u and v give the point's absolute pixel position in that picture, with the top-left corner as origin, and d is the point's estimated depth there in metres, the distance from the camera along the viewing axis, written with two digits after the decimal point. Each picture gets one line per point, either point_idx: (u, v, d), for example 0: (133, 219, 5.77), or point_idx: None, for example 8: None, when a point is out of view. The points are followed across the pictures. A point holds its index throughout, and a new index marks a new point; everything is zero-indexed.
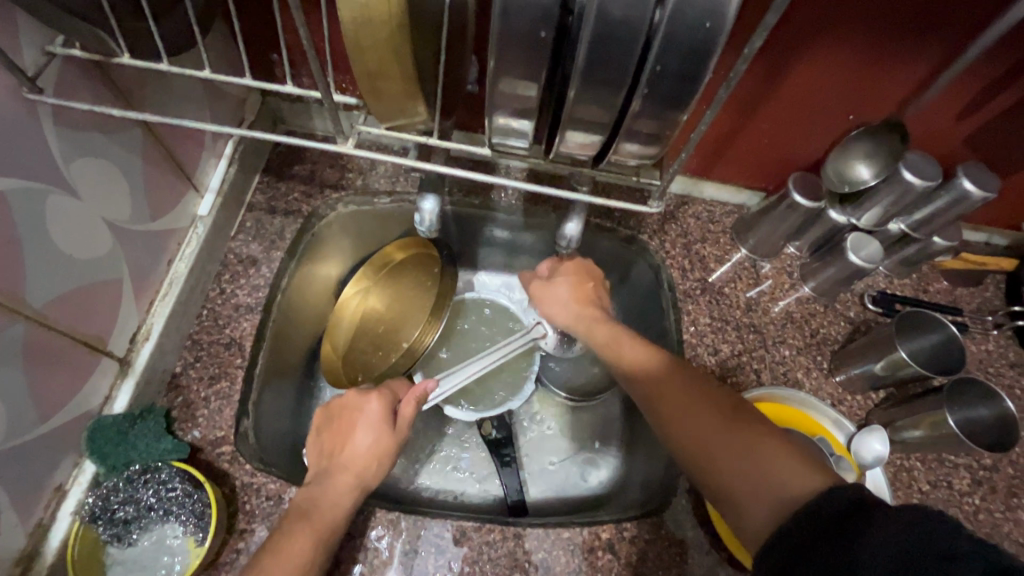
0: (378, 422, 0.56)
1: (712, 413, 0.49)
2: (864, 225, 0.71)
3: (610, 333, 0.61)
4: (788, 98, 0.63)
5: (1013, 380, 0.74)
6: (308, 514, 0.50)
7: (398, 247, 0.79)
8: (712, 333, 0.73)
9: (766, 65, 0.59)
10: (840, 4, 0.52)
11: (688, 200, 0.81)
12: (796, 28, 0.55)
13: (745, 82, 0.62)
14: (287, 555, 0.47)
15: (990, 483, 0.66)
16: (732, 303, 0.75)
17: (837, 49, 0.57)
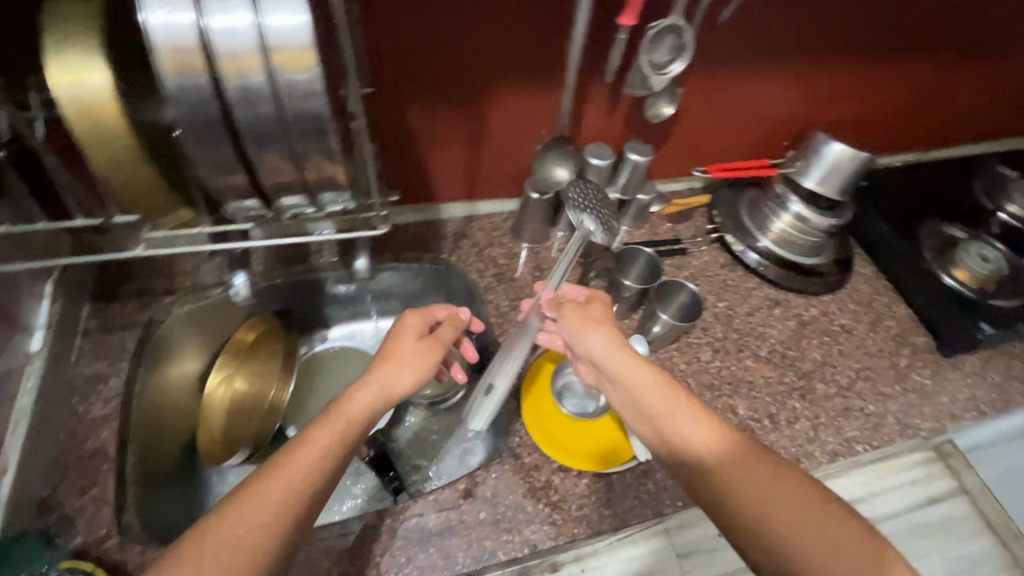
0: (414, 332, 0.73)
1: (796, 506, 0.53)
2: None
3: (658, 391, 0.63)
4: (490, 124, 0.86)
5: (726, 274, 1.03)
6: (333, 418, 0.62)
7: (247, 331, 0.89)
8: (512, 310, 0.93)
9: (458, 107, 0.82)
10: (476, 57, 0.76)
11: (473, 218, 1.03)
12: (460, 78, 0.78)
13: (453, 122, 0.84)
14: (312, 445, 0.58)
15: (724, 347, 0.93)
16: (522, 284, 0.97)
17: (497, 84, 0.80)
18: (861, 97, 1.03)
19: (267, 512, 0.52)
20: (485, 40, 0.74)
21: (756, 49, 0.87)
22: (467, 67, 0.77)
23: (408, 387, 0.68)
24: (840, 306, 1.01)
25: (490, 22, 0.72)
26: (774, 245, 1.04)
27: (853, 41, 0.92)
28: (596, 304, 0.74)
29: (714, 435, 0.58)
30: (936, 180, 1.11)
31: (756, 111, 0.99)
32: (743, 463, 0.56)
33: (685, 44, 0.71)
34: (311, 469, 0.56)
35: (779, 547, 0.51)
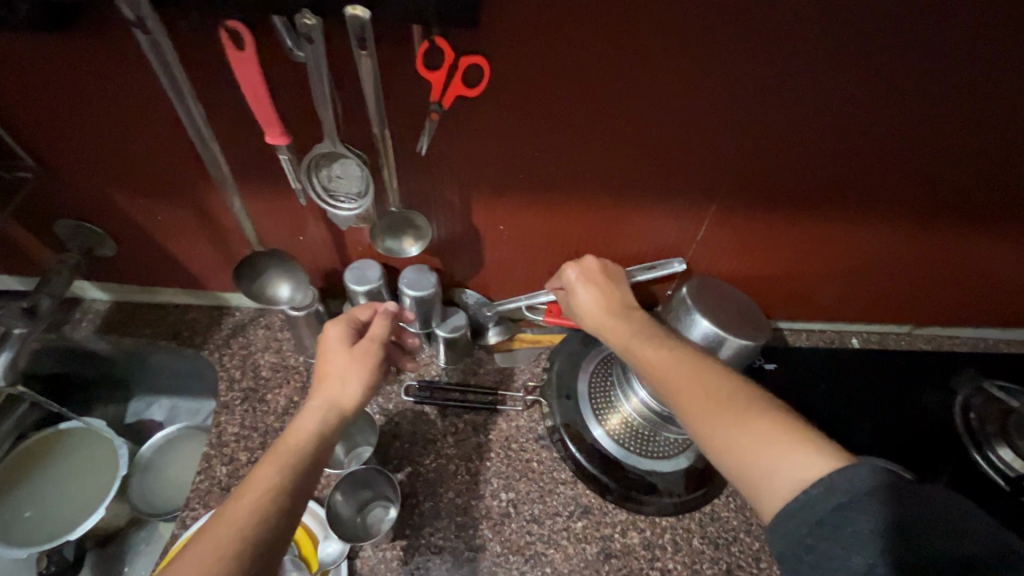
0: (339, 345, 0.61)
1: (726, 412, 0.48)
2: None
3: (632, 334, 0.60)
4: (215, 225, 0.72)
5: (533, 454, 0.77)
6: (278, 450, 0.53)
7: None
8: (235, 441, 0.76)
9: (163, 204, 0.69)
10: (152, 158, 0.62)
11: (263, 313, 0.89)
12: (146, 175, 0.65)
13: (169, 215, 0.71)
14: (260, 478, 0.51)
15: (470, 564, 0.68)
16: (268, 410, 0.80)
17: (195, 187, 0.66)
18: (772, 251, 0.75)
19: (227, 553, 0.45)
20: (164, 132, 0.59)
21: (575, 176, 0.64)
22: (151, 165, 0.63)
23: (358, 401, 0.59)
24: (676, 540, 0.71)
25: (158, 113, 0.57)
26: (608, 435, 0.76)
27: (736, 185, 0.65)
28: (566, 273, 0.69)
29: (664, 358, 0.55)
30: (868, 385, 0.81)
31: (605, 246, 0.75)
32: (687, 381, 0.52)
33: (370, 176, 0.53)
34: (259, 502, 0.49)
35: (724, 457, 0.47)
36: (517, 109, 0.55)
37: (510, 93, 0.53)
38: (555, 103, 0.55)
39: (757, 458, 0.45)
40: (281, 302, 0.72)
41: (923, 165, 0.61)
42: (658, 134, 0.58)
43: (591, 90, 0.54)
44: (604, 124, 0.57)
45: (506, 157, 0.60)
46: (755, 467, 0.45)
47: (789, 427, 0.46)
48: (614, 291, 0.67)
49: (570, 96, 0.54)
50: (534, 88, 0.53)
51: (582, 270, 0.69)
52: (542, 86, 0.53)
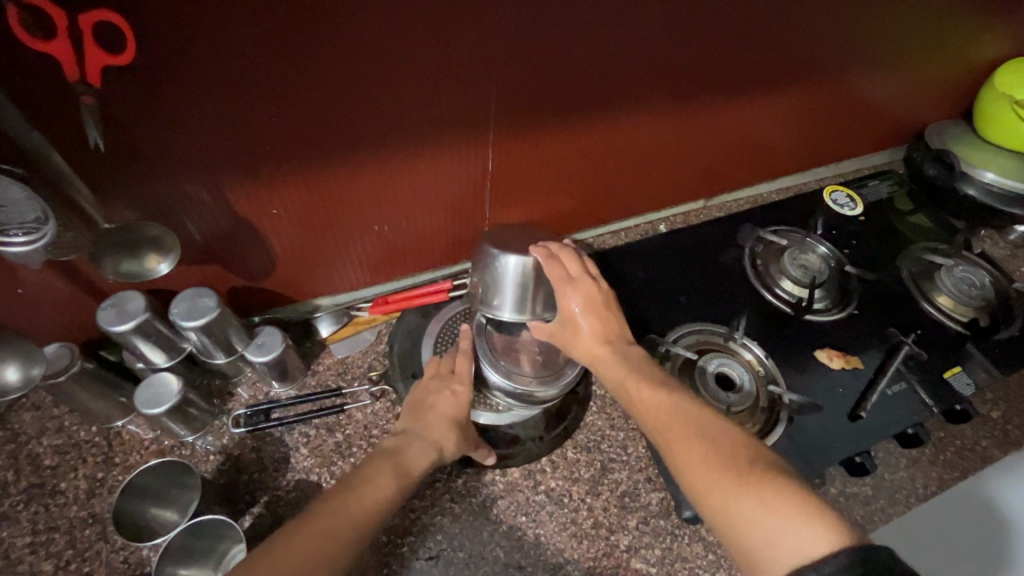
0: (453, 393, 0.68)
1: (718, 465, 0.48)
2: (161, 363, 0.67)
3: (628, 369, 0.61)
4: None
5: None
6: (392, 460, 0.59)
7: None
8: (31, 552, 0.62)
9: None
10: None
11: (24, 392, 0.71)
12: None
13: None
14: (374, 487, 0.55)
15: (360, 566, 0.65)
16: (67, 500, 0.65)
17: None
18: (564, 167, 0.77)
19: (338, 534, 0.49)
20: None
21: (334, 137, 0.57)
22: None
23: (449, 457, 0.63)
24: (553, 459, 0.74)
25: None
26: (490, 419, 0.74)
27: (505, 110, 0.63)
28: (567, 301, 0.67)
29: (661, 399, 0.56)
30: (679, 263, 0.89)
31: (401, 205, 0.70)
32: (682, 426, 0.53)
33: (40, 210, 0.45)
34: (366, 504, 0.53)
35: (715, 508, 0.47)
36: (214, 72, 0.46)
37: (193, 52, 0.44)
38: (261, 55, 0.46)
39: (747, 515, 0.45)
40: (16, 388, 0.55)
41: (663, 49, 0.65)
42: (401, 73, 0.53)
43: (301, 32, 0.46)
44: (335, 72, 0.50)
45: (236, 135, 0.51)
46: (739, 525, 0.45)
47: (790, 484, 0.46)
48: (612, 324, 0.67)
49: (274, 45, 0.46)
50: (223, 40, 0.44)
51: (585, 300, 0.67)
52: (237, 41, 0.45)
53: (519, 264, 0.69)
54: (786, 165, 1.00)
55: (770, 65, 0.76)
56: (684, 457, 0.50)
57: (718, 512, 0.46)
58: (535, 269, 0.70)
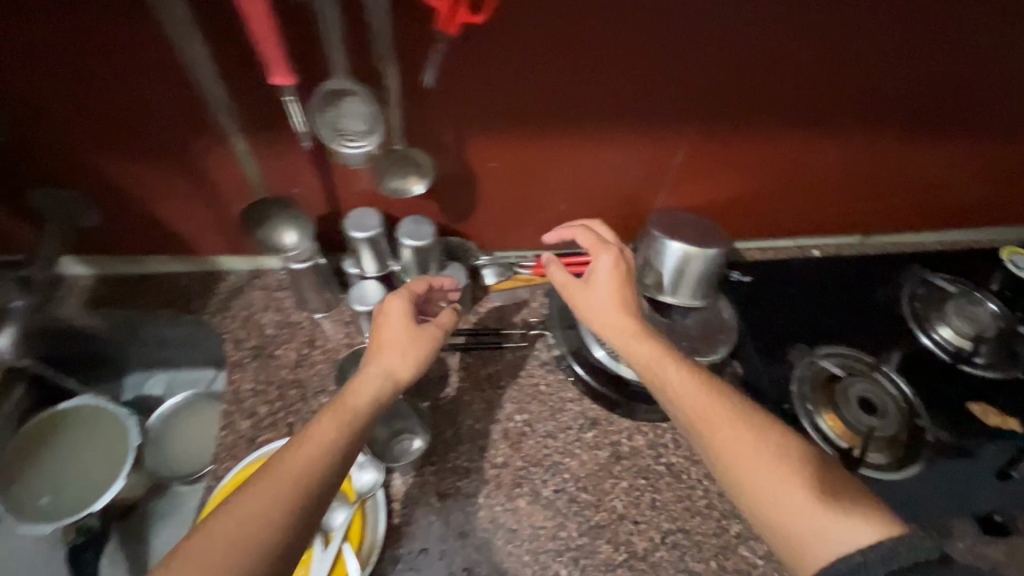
0: (401, 318, 0.66)
1: (762, 455, 0.53)
2: (371, 273, 0.80)
3: (660, 349, 0.63)
4: (226, 190, 0.72)
5: (540, 378, 0.83)
6: (337, 406, 0.57)
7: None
8: (253, 395, 0.78)
9: (169, 164, 0.68)
10: (149, 113, 0.62)
11: (257, 274, 0.89)
12: (148, 136, 0.64)
13: (170, 178, 0.70)
14: (318, 438, 0.54)
15: (497, 479, 0.74)
16: (281, 363, 0.81)
17: (208, 150, 0.67)
18: (735, 171, 0.81)
19: (287, 492, 0.49)
20: (155, 76, 0.58)
21: (559, 115, 0.67)
22: (150, 124, 0.63)
23: (412, 370, 0.63)
24: (676, 438, 0.80)
25: (150, 53, 0.56)
26: (628, 371, 0.81)
27: (704, 107, 0.69)
28: (600, 261, 0.71)
29: (694, 384, 0.60)
30: (828, 288, 0.90)
31: (585, 177, 0.78)
32: (721, 416, 0.57)
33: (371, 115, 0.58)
34: (295, 481, 0.50)
35: (752, 492, 0.52)
36: (499, 38, 0.57)
37: (495, 30, 0.56)
38: (535, 37, 0.58)
39: (788, 503, 0.50)
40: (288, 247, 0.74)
41: (863, 83, 0.69)
42: (629, 60, 0.62)
43: (569, 22, 0.57)
44: (582, 56, 0.61)
45: (490, 93, 0.63)
46: (785, 512, 0.50)
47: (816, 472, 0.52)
48: (635, 293, 0.70)
49: (549, 32, 0.58)
50: (515, 21, 0.56)
51: (617, 263, 0.71)
52: (526, 26, 0.57)
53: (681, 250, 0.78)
54: (961, 216, 0.97)
55: (931, 108, 0.74)
56: (724, 445, 0.55)
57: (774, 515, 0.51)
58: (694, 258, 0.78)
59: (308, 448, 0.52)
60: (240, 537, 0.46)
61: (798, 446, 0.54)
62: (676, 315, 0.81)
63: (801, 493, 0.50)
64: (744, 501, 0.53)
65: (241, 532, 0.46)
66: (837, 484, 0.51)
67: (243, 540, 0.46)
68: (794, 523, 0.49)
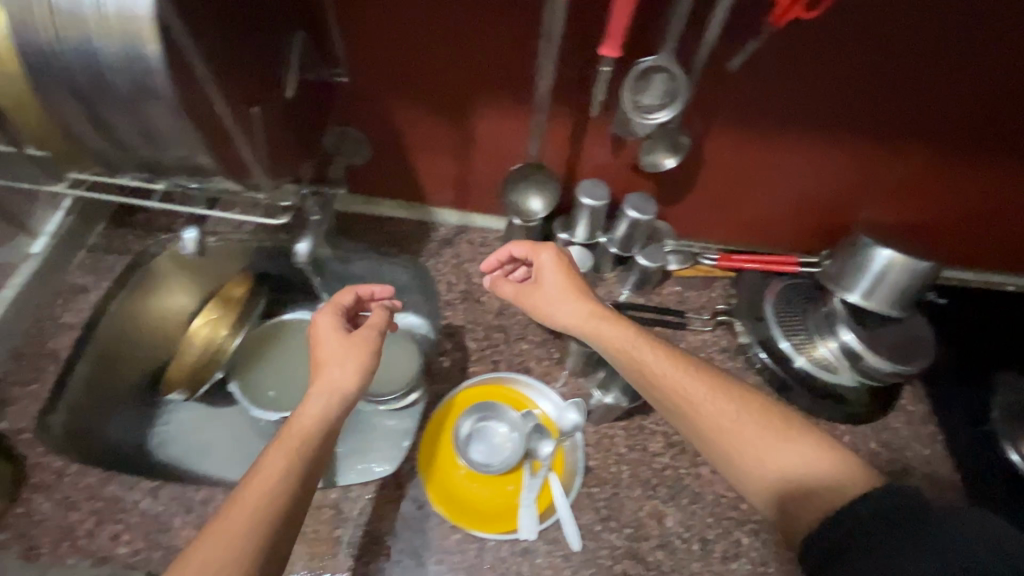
0: (329, 330, 0.68)
1: (760, 428, 0.59)
2: (580, 240, 0.88)
3: (635, 334, 0.67)
4: (483, 148, 0.83)
5: (720, 362, 0.88)
6: (285, 435, 0.58)
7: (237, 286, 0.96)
8: (463, 331, 0.88)
9: (450, 118, 0.79)
10: (462, 73, 0.73)
11: (465, 229, 0.99)
12: (449, 92, 0.75)
13: (443, 131, 0.81)
14: (269, 469, 0.54)
15: (681, 445, 0.79)
16: (486, 309, 0.91)
17: (492, 111, 0.77)
18: (952, 200, 0.82)
19: (238, 527, 0.50)
20: (477, 41, 0.69)
21: (804, 115, 0.73)
22: (456, 83, 0.74)
23: (356, 380, 0.64)
24: (855, 442, 0.81)
25: (486, 21, 0.67)
26: (809, 364, 0.84)
27: (944, 124, 0.72)
28: (542, 257, 0.73)
29: (676, 364, 0.63)
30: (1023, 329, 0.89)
31: (796, 180, 0.82)
32: (714, 395, 0.61)
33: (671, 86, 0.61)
34: (271, 490, 0.53)
35: (754, 465, 0.58)
36: (786, 38, 0.64)
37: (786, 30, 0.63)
38: (817, 40, 0.64)
39: (785, 473, 0.56)
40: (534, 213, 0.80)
41: None
42: (892, 73, 0.67)
43: (853, 30, 0.63)
44: (849, 63, 0.66)
45: (752, 86, 0.69)
46: (783, 483, 0.56)
47: (801, 439, 0.58)
48: (581, 283, 0.72)
49: (831, 37, 0.64)
50: (806, 25, 0.62)
51: (557, 259, 0.72)
52: (813, 29, 0.63)
53: (886, 258, 0.78)
54: None
55: None
56: (712, 424, 0.60)
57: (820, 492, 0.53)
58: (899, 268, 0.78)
59: (249, 488, 0.52)
60: (233, 555, 0.48)
61: (779, 413, 0.60)
62: (872, 324, 0.82)
63: (827, 455, 0.56)
64: (745, 474, 0.58)
65: (228, 546, 0.49)
66: (834, 456, 0.56)
67: (235, 551, 0.49)
68: (794, 483, 0.56)
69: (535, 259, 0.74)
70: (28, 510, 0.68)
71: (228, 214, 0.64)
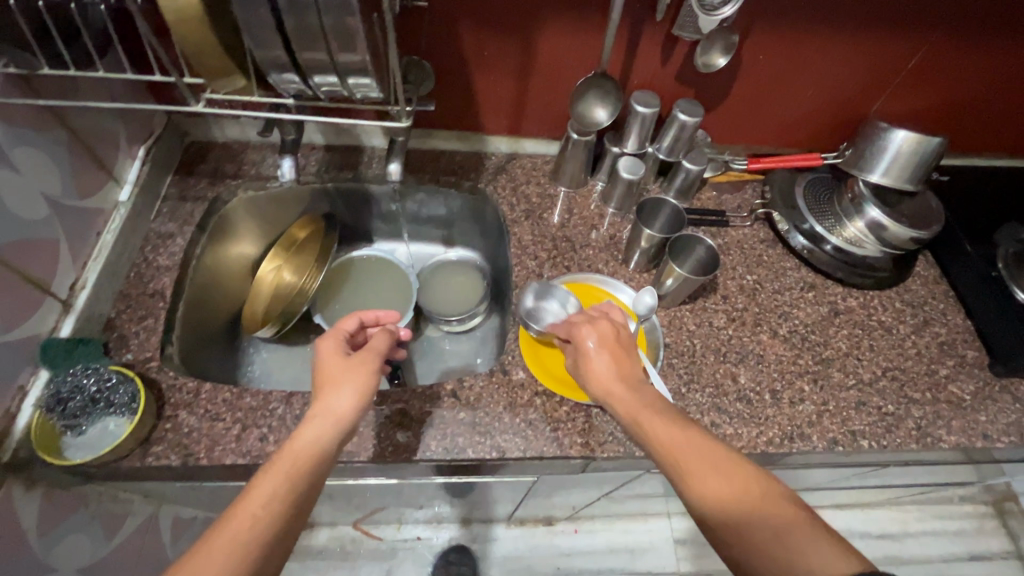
0: (334, 354, 0.70)
1: (748, 500, 0.51)
2: (632, 149, 0.96)
3: (640, 402, 0.62)
4: (541, 68, 0.90)
5: (761, 250, 0.99)
6: (280, 459, 0.58)
7: (299, 228, 1.05)
8: (533, 244, 0.96)
9: (515, 41, 0.85)
10: None
11: (515, 155, 1.06)
12: (516, 14, 0.82)
13: (507, 54, 0.88)
14: (258, 492, 0.54)
15: (741, 319, 0.90)
16: (549, 223, 0.99)
17: (553, 30, 0.84)
18: (954, 81, 0.94)
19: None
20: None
21: (834, 13, 0.82)
22: (523, 4, 0.80)
23: (355, 406, 0.65)
24: (884, 302, 0.94)
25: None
26: (842, 243, 0.97)
27: (952, 11, 0.82)
28: (583, 336, 0.70)
29: (668, 425, 0.58)
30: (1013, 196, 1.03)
31: (819, 76, 0.92)
32: (701, 457, 0.55)
33: None
34: (269, 503, 0.54)
35: (743, 547, 0.49)
36: None
37: None
38: None
39: (790, 563, 0.47)
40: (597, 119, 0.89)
41: None
42: None
43: None
44: None
45: None
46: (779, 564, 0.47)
47: (812, 522, 0.50)
48: (626, 356, 0.69)
49: None
50: None
51: (601, 341, 0.69)
52: None
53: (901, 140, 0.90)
54: None
55: None
56: (703, 488, 0.53)
57: (768, 532, 0.49)
58: (911, 148, 0.90)
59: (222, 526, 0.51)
60: None
61: (783, 495, 0.52)
62: (891, 201, 0.95)
63: (839, 566, 0.46)
64: (728, 547, 0.51)
65: None
66: (846, 552, 0.47)
67: None
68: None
69: (575, 335, 0.71)
70: (175, 425, 0.73)
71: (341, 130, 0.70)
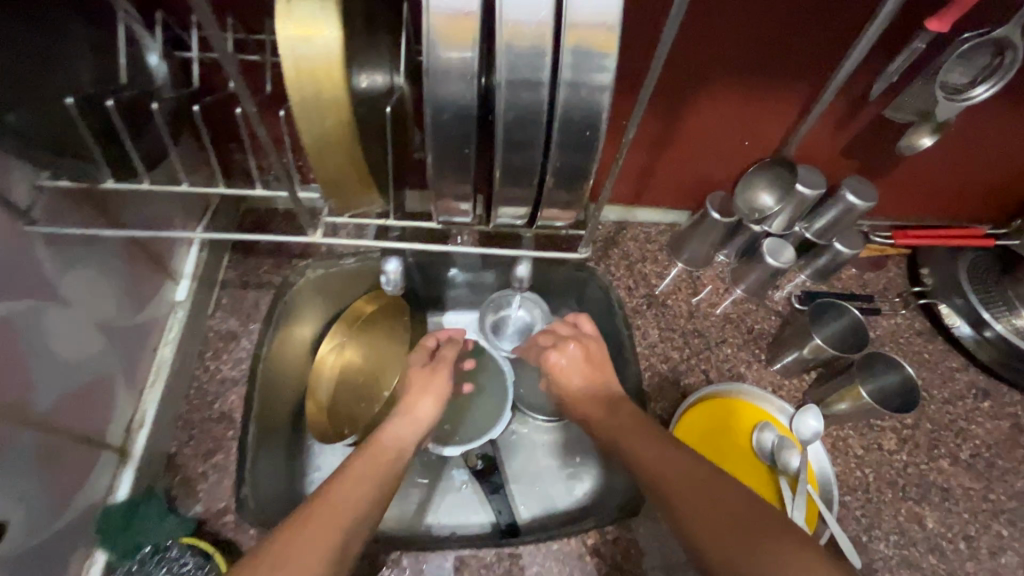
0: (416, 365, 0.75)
1: (723, 525, 0.48)
2: (776, 229, 0.81)
3: (636, 421, 0.62)
4: (686, 137, 0.74)
5: (922, 346, 0.85)
6: (341, 474, 0.56)
7: (368, 300, 0.81)
8: (661, 341, 0.81)
9: (666, 109, 0.70)
10: (703, 60, 0.63)
11: (625, 226, 0.90)
12: (676, 81, 0.66)
13: (650, 122, 0.72)
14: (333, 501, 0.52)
15: (914, 440, 0.76)
16: (676, 313, 0.84)
17: (715, 99, 0.68)
18: None
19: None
20: (739, 27, 0.59)
21: None
22: (690, 70, 0.65)
23: (434, 411, 0.69)
24: None
25: (762, 5, 0.57)
26: (1010, 333, 0.79)
27: None
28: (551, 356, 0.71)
29: (661, 451, 0.57)
30: None
31: (1008, 156, 0.77)
32: (693, 477, 0.53)
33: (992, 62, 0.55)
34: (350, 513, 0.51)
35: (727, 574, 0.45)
36: None
37: None
38: None
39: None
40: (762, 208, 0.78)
41: None
42: None
43: None
44: None
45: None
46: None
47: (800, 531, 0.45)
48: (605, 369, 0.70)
49: None
50: None
51: (580, 349, 0.71)
52: None
53: None
54: None
55: None
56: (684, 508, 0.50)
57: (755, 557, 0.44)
58: None
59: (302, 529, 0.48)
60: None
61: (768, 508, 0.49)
62: None
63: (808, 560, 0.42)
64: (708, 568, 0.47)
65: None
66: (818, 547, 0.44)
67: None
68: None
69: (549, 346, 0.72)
70: None
71: (475, 250, 0.54)
